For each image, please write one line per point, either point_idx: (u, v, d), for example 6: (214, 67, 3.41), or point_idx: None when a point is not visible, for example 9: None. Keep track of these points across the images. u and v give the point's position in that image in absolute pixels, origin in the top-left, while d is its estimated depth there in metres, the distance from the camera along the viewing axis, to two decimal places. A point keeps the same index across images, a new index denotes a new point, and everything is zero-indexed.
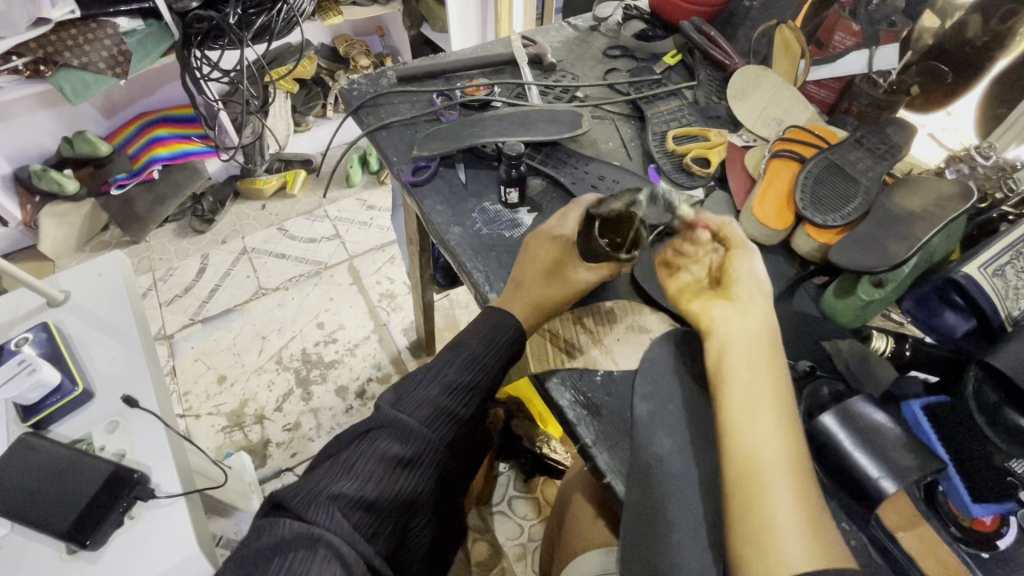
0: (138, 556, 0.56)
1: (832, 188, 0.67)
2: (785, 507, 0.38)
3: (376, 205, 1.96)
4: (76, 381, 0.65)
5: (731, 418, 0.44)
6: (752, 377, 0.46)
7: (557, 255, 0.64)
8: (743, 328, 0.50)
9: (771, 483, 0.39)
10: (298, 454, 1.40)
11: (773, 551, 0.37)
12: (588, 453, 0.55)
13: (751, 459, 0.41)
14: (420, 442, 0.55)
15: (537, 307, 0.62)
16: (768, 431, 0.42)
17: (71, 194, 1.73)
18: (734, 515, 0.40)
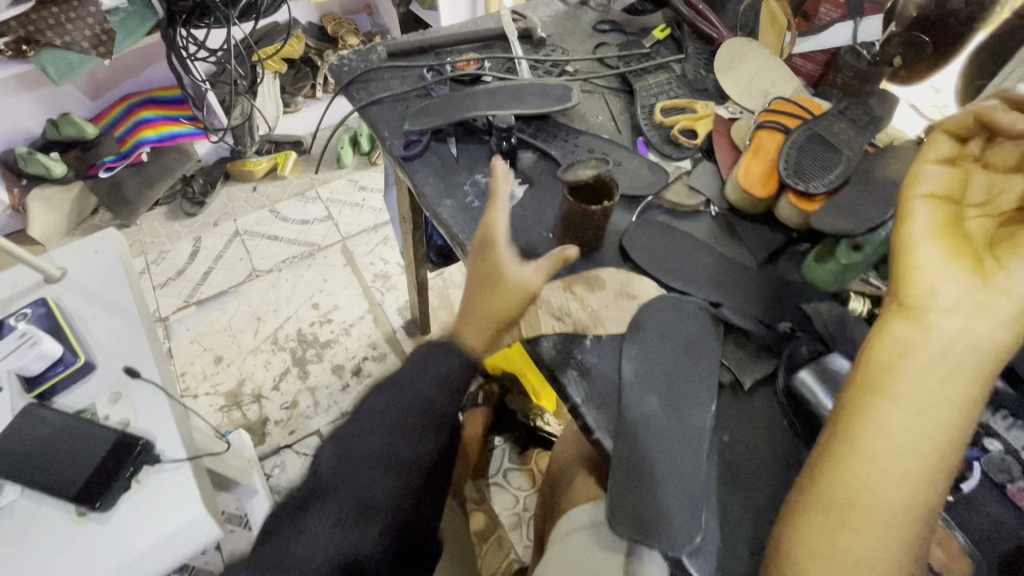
0: (148, 516, 0.58)
1: (816, 157, 0.68)
2: (881, 540, 0.43)
3: (368, 186, 1.96)
4: (77, 353, 0.66)
5: (877, 441, 0.44)
6: (932, 404, 0.43)
7: (503, 270, 0.62)
8: (949, 349, 0.44)
9: (879, 518, 0.43)
10: (296, 431, 1.43)
11: (838, 563, 0.43)
12: (578, 411, 0.57)
13: (865, 484, 0.44)
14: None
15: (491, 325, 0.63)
16: (903, 473, 0.43)
17: (59, 177, 1.72)
18: (817, 518, 0.45)
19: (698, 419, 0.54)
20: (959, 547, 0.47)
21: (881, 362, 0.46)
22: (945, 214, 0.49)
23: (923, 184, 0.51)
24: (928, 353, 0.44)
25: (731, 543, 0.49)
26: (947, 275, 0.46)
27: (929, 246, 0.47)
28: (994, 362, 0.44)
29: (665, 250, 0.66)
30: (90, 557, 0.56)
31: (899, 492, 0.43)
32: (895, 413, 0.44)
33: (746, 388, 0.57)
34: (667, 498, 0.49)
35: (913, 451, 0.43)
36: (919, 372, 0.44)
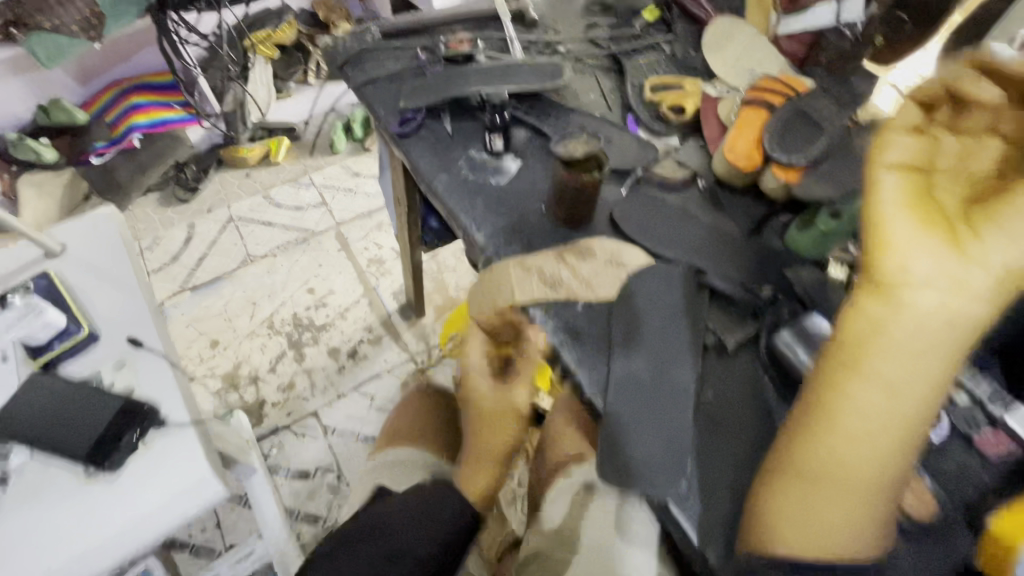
0: (154, 478, 0.60)
1: (798, 132, 0.71)
2: (844, 509, 0.46)
3: (362, 172, 1.96)
4: (81, 323, 0.68)
5: (845, 419, 0.46)
6: (905, 379, 0.44)
7: (488, 399, 0.75)
8: (921, 327, 0.43)
9: (845, 490, 0.46)
10: (293, 413, 1.45)
11: (807, 530, 0.47)
12: (570, 372, 0.60)
13: (834, 459, 0.46)
14: (412, 529, 0.66)
15: (496, 451, 0.75)
16: (870, 449, 0.45)
17: (50, 163, 1.71)
18: (788, 490, 0.47)
19: (683, 377, 0.57)
20: (926, 489, 0.50)
21: (854, 339, 0.46)
22: (917, 182, 0.48)
23: (892, 155, 0.49)
24: (902, 330, 0.44)
25: (713, 489, 0.52)
26: (923, 248, 0.44)
27: (903, 219, 0.45)
28: (971, 332, 0.43)
29: (653, 221, 0.69)
30: (100, 515, 0.58)
31: (868, 465, 0.45)
32: (864, 391, 0.45)
33: (729, 349, 0.60)
34: (647, 450, 0.53)
35: (884, 424, 0.45)
36: (890, 351, 0.44)
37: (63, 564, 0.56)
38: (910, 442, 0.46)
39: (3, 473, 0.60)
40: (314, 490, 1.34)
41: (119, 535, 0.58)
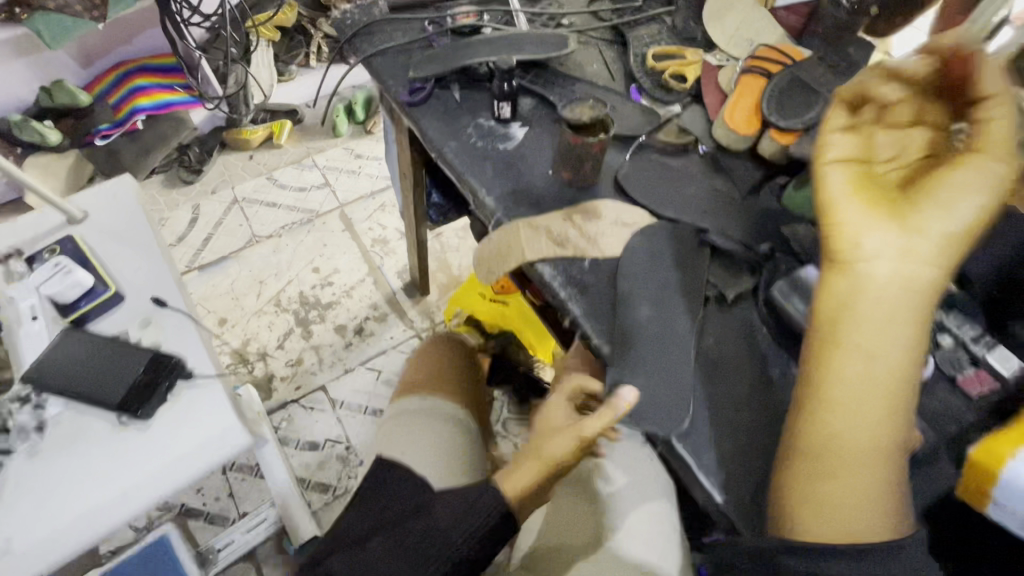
0: (188, 423, 0.64)
1: (794, 98, 0.74)
2: (862, 479, 0.48)
3: (364, 154, 1.96)
4: (108, 284, 0.71)
5: (835, 392, 0.49)
6: (879, 347, 0.48)
7: (561, 419, 0.66)
8: (885, 292, 0.48)
9: (856, 460, 0.48)
10: (302, 387, 1.48)
11: (832, 507, 0.48)
12: (578, 324, 0.63)
13: (837, 432, 0.49)
14: (449, 521, 0.60)
15: (546, 462, 0.60)
16: (866, 416, 0.48)
17: (54, 145, 1.71)
18: (804, 472, 0.49)
19: (676, 325, 0.60)
20: (913, 424, 0.54)
21: (829, 318, 0.50)
22: (860, 172, 0.53)
23: (839, 149, 0.54)
24: (868, 300, 0.49)
25: (711, 427, 0.56)
26: (874, 227, 0.49)
27: (850, 204, 0.51)
28: (930, 294, 0.48)
29: (656, 183, 0.72)
30: (137, 458, 0.62)
31: (866, 432, 0.48)
32: (848, 363, 0.49)
33: (728, 300, 0.63)
34: (639, 389, 0.57)
35: (871, 391, 0.48)
36: (863, 321, 0.49)
37: (105, 502, 0.59)
38: (903, 402, 0.49)
39: (40, 421, 0.62)
40: (324, 461, 1.38)
41: (156, 476, 0.61)
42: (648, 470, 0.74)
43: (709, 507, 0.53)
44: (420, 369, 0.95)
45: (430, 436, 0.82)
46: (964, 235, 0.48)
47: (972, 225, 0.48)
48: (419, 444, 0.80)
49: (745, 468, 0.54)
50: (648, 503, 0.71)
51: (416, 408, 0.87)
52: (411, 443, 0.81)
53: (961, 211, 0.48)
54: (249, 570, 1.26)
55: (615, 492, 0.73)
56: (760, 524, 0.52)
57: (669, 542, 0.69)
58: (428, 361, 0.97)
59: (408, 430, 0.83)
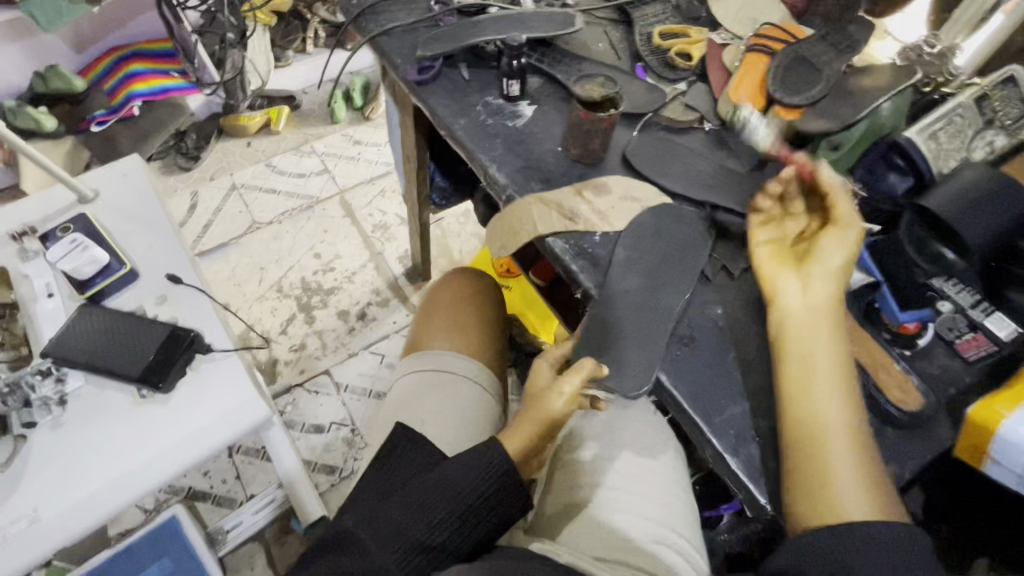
0: (209, 394, 0.65)
1: (799, 76, 0.74)
2: (845, 469, 0.50)
3: (363, 140, 1.94)
4: (123, 261, 0.71)
5: (793, 395, 0.54)
6: (813, 358, 0.54)
7: (544, 383, 0.67)
8: (803, 317, 0.56)
9: (834, 452, 0.51)
10: (306, 371, 1.50)
11: (830, 498, 0.50)
12: (589, 293, 0.64)
13: (815, 429, 0.52)
14: (460, 472, 0.62)
15: (538, 425, 0.66)
16: (833, 412, 0.52)
17: (50, 132, 1.69)
18: (798, 469, 0.51)
19: (678, 295, 0.62)
20: (915, 386, 0.55)
21: (777, 351, 0.57)
22: (777, 247, 0.62)
23: (759, 232, 0.64)
24: (790, 329, 0.56)
25: (718, 390, 0.58)
26: (785, 278, 0.59)
27: (767, 262, 0.61)
28: (836, 314, 0.56)
29: (663, 158, 0.73)
30: (160, 428, 0.63)
31: (833, 428, 0.52)
32: (792, 377, 0.55)
33: (734, 273, 0.65)
34: (631, 352, 0.59)
35: (819, 390, 0.53)
36: (794, 347, 0.56)
37: (129, 471, 0.60)
38: (858, 396, 0.54)
39: (61, 395, 0.63)
40: (329, 443, 1.40)
41: (179, 446, 0.62)
42: (654, 447, 0.76)
43: (718, 466, 0.55)
44: (441, 322, 0.93)
45: (441, 400, 0.82)
46: (843, 274, 0.58)
47: (846, 267, 0.58)
48: (430, 408, 0.82)
49: (752, 429, 0.56)
50: (655, 479, 0.74)
51: (431, 368, 0.86)
52: (421, 407, 0.82)
53: (835, 257, 0.58)
54: (258, 551, 1.28)
55: (622, 471, 0.74)
56: (767, 481, 0.54)
57: (678, 511, 0.72)
58: (449, 313, 0.94)
59: (420, 392, 0.84)
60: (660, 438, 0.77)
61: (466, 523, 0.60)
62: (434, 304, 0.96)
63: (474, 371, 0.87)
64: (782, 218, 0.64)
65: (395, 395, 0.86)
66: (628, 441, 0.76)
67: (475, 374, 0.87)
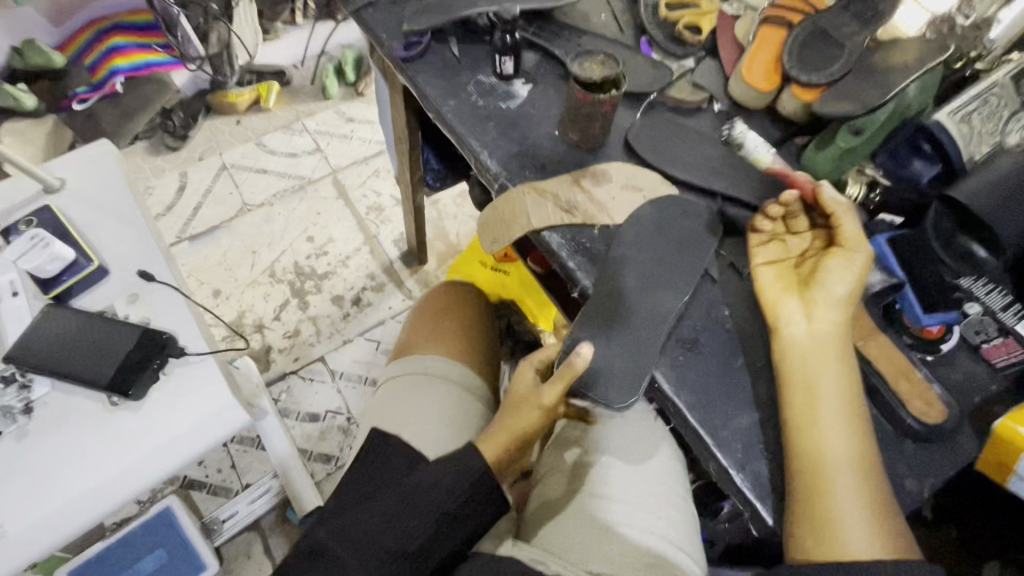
0: (183, 399, 0.62)
1: (818, 52, 0.67)
2: (853, 505, 0.46)
3: (356, 117, 1.83)
4: (90, 258, 0.67)
5: (799, 423, 0.50)
6: (816, 386, 0.50)
7: (526, 388, 0.64)
8: (811, 348, 0.51)
9: (842, 486, 0.47)
10: (300, 359, 1.43)
11: (838, 535, 0.46)
12: (582, 288, 0.60)
13: (823, 461, 0.48)
14: (435, 477, 0.59)
15: (518, 433, 0.62)
16: (841, 444, 0.48)
17: (31, 111, 1.58)
18: (802, 501, 0.47)
19: (679, 296, 0.58)
20: (936, 396, 0.52)
21: (785, 383, 0.51)
22: (782, 270, 0.57)
23: (758, 253, 0.58)
24: (795, 361, 0.52)
25: (724, 399, 0.54)
26: (789, 305, 0.53)
27: (770, 286, 0.55)
28: (844, 344, 0.51)
29: (667, 143, 0.67)
30: (128, 438, 0.59)
31: (842, 462, 0.48)
32: (799, 407, 0.50)
33: (743, 271, 0.60)
34: (617, 362, 0.56)
35: (828, 422, 0.49)
36: (799, 379, 0.51)
37: (100, 484, 0.57)
38: (867, 426, 0.50)
39: (27, 404, 0.60)
40: (325, 431, 1.36)
41: (152, 457, 0.59)
42: (653, 455, 0.71)
43: (723, 482, 0.52)
44: (423, 329, 0.90)
45: (424, 406, 0.79)
46: (849, 302, 0.53)
47: (851, 296, 0.53)
48: (412, 416, 0.78)
49: (761, 442, 0.52)
50: (655, 488, 0.69)
51: (413, 376, 0.83)
52: (404, 415, 0.78)
53: (840, 285, 0.53)
54: (255, 540, 1.24)
55: (619, 482, 0.69)
56: (775, 498, 0.50)
57: (676, 521, 0.68)
58: (429, 321, 0.91)
59: (402, 399, 0.80)
60: (659, 445, 0.72)
61: (446, 529, 0.58)
62: (431, 304, 0.94)
63: (458, 375, 0.84)
64: (785, 237, 0.59)
65: (381, 397, 0.83)
66: (626, 449, 0.71)
67: (459, 378, 0.83)
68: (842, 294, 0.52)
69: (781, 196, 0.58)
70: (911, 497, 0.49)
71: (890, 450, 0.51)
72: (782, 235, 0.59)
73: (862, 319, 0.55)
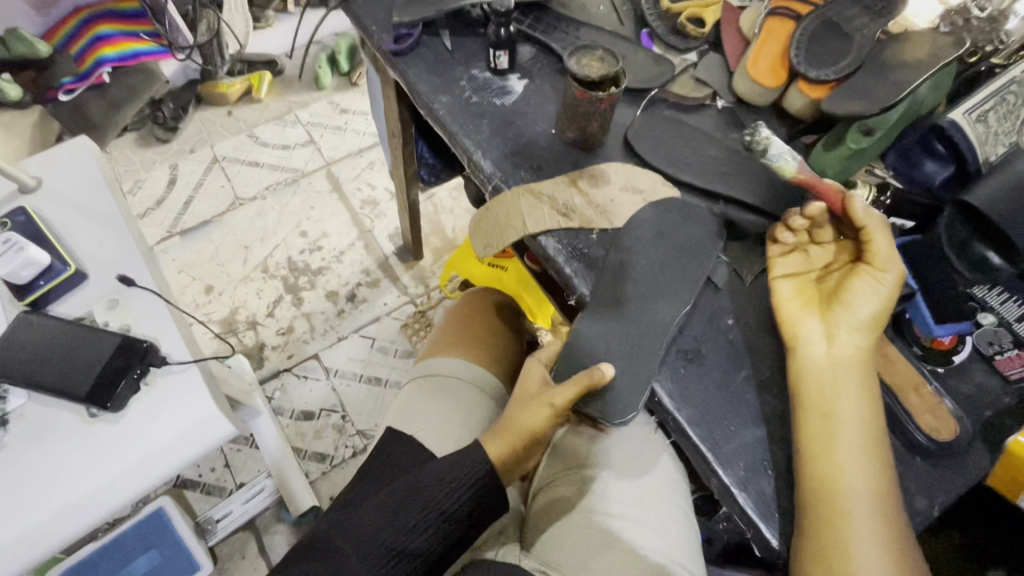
0: (171, 405, 0.59)
1: (827, 45, 0.64)
2: (869, 537, 0.45)
3: (350, 108, 1.77)
4: (67, 262, 0.64)
5: (815, 449, 0.48)
6: (836, 416, 0.48)
7: (536, 387, 0.57)
8: (831, 372, 0.50)
9: (856, 517, 0.45)
10: (295, 356, 1.39)
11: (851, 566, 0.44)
12: (578, 293, 0.58)
13: (836, 489, 0.46)
14: (434, 477, 0.57)
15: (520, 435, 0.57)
16: (857, 472, 0.47)
17: (16, 102, 1.44)
18: (814, 529, 0.46)
19: (680, 305, 0.56)
20: (947, 410, 0.50)
21: (802, 407, 0.50)
22: (804, 285, 0.55)
23: (779, 265, 0.56)
24: (814, 384, 0.50)
25: (727, 414, 0.52)
26: (810, 325, 0.52)
27: (791, 303, 0.54)
28: (866, 369, 0.50)
29: (668, 142, 0.65)
30: (116, 445, 0.58)
31: (857, 491, 0.46)
32: (814, 433, 0.49)
33: (745, 278, 0.58)
34: (616, 375, 0.53)
35: (844, 449, 0.47)
36: (817, 403, 0.49)
37: (83, 496, 0.56)
38: (885, 453, 0.48)
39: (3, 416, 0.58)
40: (320, 430, 1.31)
41: (136, 468, 0.57)
42: (654, 471, 0.69)
43: (726, 502, 0.50)
44: (455, 331, 0.87)
45: (446, 408, 0.76)
46: (874, 325, 0.50)
47: (877, 319, 0.50)
48: (433, 416, 0.75)
49: (764, 458, 0.51)
50: (656, 504, 0.67)
51: (439, 376, 0.80)
52: (425, 414, 0.75)
53: (865, 307, 0.51)
54: (249, 538, 1.19)
55: (619, 499, 0.67)
56: (779, 517, 0.49)
57: (682, 535, 0.66)
58: (461, 324, 0.88)
59: (424, 398, 0.77)
60: (659, 460, 0.70)
61: (444, 527, 0.56)
62: (466, 305, 0.91)
63: (485, 382, 0.81)
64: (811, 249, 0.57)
65: (402, 397, 0.80)
66: (626, 465, 0.69)
67: (485, 386, 0.80)
68: (867, 317, 0.50)
69: (805, 208, 0.55)
70: (920, 518, 0.48)
71: (898, 468, 0.49)
72: (805, 245, 0.57)
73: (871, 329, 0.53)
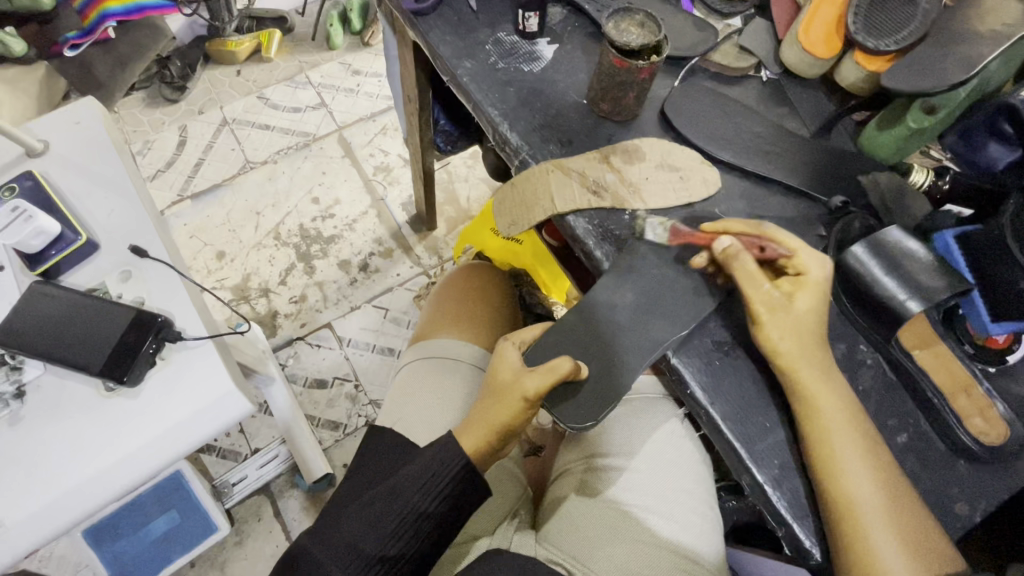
0: (160, 394, 0.58)
1: (887, 7, 0.58)
2: (886, 538, 0.44)
3: (363, 69, 1.71)
4: (78, 231, 0.62)
5: (820, 455, 0.47)
6: (832, 429, 0.47)
7: (507, 374, 0.55)
8: (799, 390, 0.48)
9: (870, 520, 0.44)
10: (308, 325, 1.38)
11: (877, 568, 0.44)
12: (600, 270, 0.56)
13: (849, 495, 0.45)
14: (412, 477, 0.55)
15: (492, 426, 0.56)
16: (863, 473, 0.46)
17: (20, 56, 1.40)
18: (837, 535, 0.45)
19: (683, 322, 0.52)
20: (998, 415, 0.49)
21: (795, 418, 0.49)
22: None
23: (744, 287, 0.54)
24: (794, 396, 0.49)
25: (761, 410, 0.51)
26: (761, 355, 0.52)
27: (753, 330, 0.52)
28: (828, 380, 0.48)
29: (709, 118, 0.60)
30: (115, 427, 0.57)
31: (863, 494, 0.45)
32: (814, 438, 0.47)
33: None
34: (614, 366, 0.52)
35: (847, 452, 0.46)
36: (809, 413, 0.48)
37: (75, 484, 0.54)
38: (881, 446, 0.48)
39: (19, 387, 0.57)
40: (333, 399, 1.30)
41: (140, 450, 0.56)
42: (680, 460, 0.68)
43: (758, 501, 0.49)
44: (450, 310, 0.83)
45: (445, 390, 0.73)
46: (806, 342, 0.49)
47: (796, 346, 0.48)
48: (431, 399, 0.73)
49: (798, 459, 0.49)
50: (681, 497, 0.66)
51: (438, 358, 0.77)
52: (422, 401, 0.72)
53: (783, 339, 0.48)
54: (264, 503, 1.19)
55: (644, 490, 0.66)
56: (812, 518, 0.48)
57: (711, 522, 0.65)
58: (456, 300, 0.85)
59: (422, 380, 0.75)
60: (685, 450, 0.69)
61: (425, 529, 0.54)
62: (470, 278, 0.88)
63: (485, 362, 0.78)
64: None
65: (397, 382, 0.78)
66: (649, 456, 0.68)
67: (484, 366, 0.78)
68: (786, 349, 0.48)
69: (694, 261, 0.53)
70: (957, 521, 0.47)
71: (941, 471, 0.49)
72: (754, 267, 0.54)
73: (919, 326, 0.53)
